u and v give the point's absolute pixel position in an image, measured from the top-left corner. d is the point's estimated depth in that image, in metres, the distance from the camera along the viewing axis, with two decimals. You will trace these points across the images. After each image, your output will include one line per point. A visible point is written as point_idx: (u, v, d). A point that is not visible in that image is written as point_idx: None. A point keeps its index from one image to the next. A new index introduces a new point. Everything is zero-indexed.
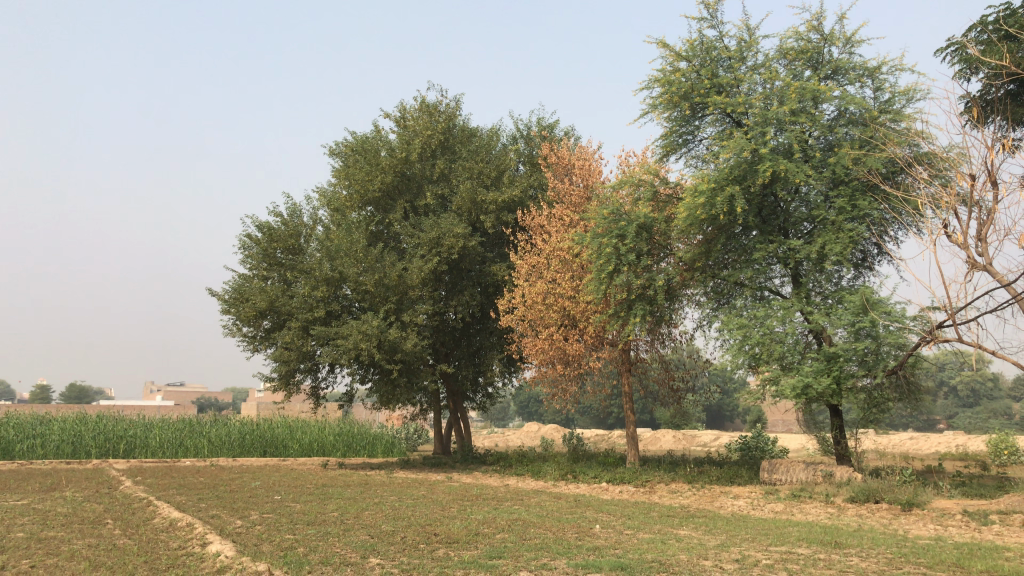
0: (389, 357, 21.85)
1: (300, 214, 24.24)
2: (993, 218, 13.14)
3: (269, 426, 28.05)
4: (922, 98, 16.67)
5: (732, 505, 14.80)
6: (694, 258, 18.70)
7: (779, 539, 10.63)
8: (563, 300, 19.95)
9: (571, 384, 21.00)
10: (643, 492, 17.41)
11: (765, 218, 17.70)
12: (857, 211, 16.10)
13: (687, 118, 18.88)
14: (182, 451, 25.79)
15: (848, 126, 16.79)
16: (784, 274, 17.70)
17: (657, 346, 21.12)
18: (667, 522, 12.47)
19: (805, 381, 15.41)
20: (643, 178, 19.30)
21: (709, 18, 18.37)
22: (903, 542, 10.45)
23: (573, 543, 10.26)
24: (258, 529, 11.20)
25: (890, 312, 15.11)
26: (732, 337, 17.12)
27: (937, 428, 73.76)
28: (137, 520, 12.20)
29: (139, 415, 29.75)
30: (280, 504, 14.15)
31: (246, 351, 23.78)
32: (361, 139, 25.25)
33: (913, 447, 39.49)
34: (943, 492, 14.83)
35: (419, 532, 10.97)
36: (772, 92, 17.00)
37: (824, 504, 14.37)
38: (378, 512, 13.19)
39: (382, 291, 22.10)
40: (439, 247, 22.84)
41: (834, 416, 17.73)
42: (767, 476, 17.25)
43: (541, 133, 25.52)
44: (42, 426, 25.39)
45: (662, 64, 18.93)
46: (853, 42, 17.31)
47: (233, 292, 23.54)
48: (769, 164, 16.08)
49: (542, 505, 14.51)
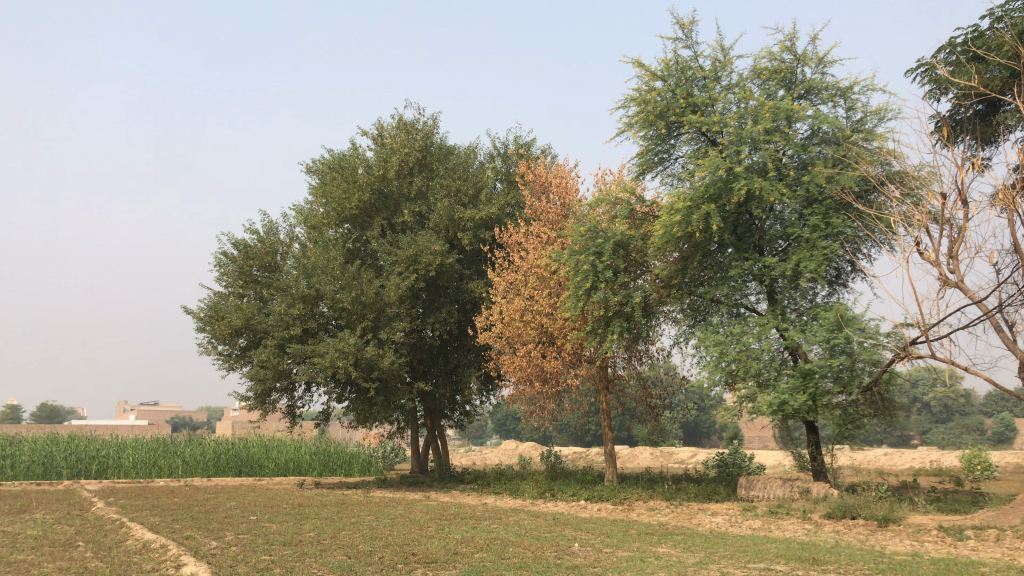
0: (366, 375, 21.74)
1: (276, 231, 24.11)
2: (964, 236, 13.33)
3: (244, 445, 27.76)
4: (892, 118, 16.94)
5: (710, 522, 14.81)
6: (670, 275, 18.80)
7: (757, 556, 10.65)
8: (540, 317, 19.93)
9: (549, 402, 21.01)
10: (621, 510, 17.38)
11: (740, 235, 17.85)
12: (830, 229, 16.28)
13: (663, 137, 19.02)
14: (155, 471, 25.47)
15: (821, 145, 16.99)
16: (759, 291, 17.85)
17: (634, 363, 21.17)
18: (646, 540, 12.46)
19: (781, 398, 15.47)
20: (619, 196, 19.43)
21: (684, 38, 18.59)
22: (880, 558, 10.51)
23: (552, 562, 10.24)
24: (233, 550, 11.06)
25: (864, 329, 15.29)
26: (709, 354, 17.20)
27: (910, 444, 74.42)
28: (110, 543, 12.00)
29: (111, 435, 29.35)
30: (255, 524, 14.00)
31: (220, 369, 23.56)
32: (338, 156, 25.26)
33: (888, 463, 39.84)
34: (918, 508, 14.95)
35: (397, 552, 10.88)
36: (746, 111, 17.20)
37: (801, 521, 14.44)
38: (355, 532, 13.09)
39: (359, 309, 22.01)
40: (416, 264, 22.86)
41: (810, 433, 17.80)
42: (744, 494, 17.33)
43: (518, 151, 25.62)
44: (12, 447, 24.96)
45: (638, 83, 19.11)
46: (825, 62, 17.57)
47: (208, 310, 23.37)
48: (744, 182, 16.24)
49: (521, 524, 14.45)
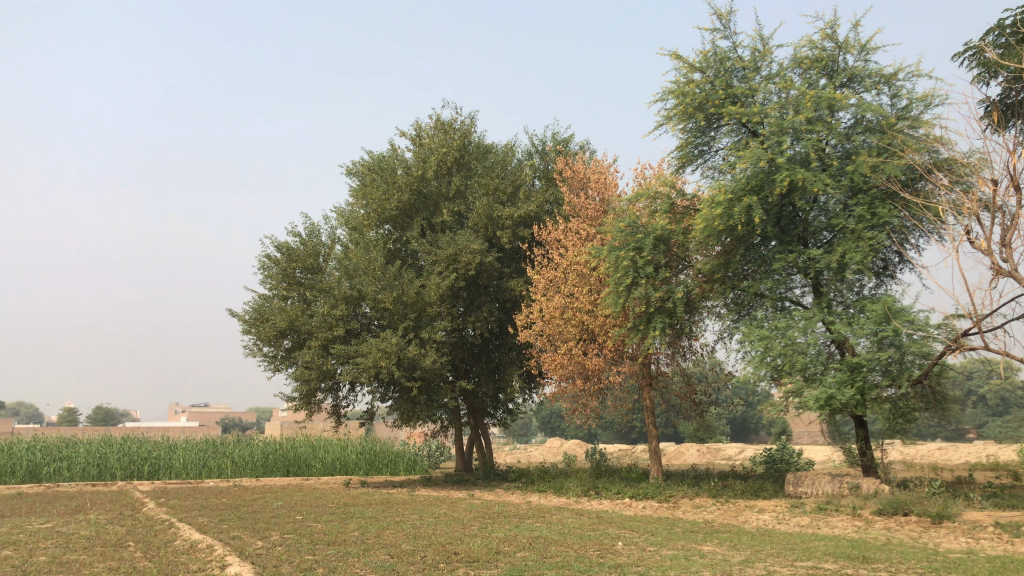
0: (409, 375, 21.82)
1: (318, 233, 24.25)
2: (1016, 223, 12.93)
3: (291, 445, 28.06)
4: (940, 104, 16.51)
5: (757, 519, 14.59)
6: (713, 270, 18.55)
7: (805, 554, 10.44)
8: (581, 314, 19.81)
9: (592, 399, 20.89)
10: (666, 507, 17.20)
11: (784, 228, 17.55)
12: (876, 219, 15.93)
13: (702, 129, 18.79)
14: (205, 471, 25.90)
15: (865, 134, 16.63)
16: (804, 284, 17.54)
17: (678, 360, 20.96)
18: (691, 538, 12.31)
19: (828, 393, 15.19)
20: (659, 190, 19.28)
21: (722, 28, 18.33)
22: (933, 556, 10.22)
23: (594, 561, 10.14)
24: (278, 550, 11.17)
25: (913, 320, 14.92)
26: (753, 349, 16.94)
27: (966, 438, 72.77)
28: (159, 542, 12.21)
29: (162, 437, 29.90)
30: (301, 524, 14.12)
31: (266, 371, 23.84)
32: (378, 158, 25.44)
33: (943, 457, 38.96)
34: (973, 504, 14.55)
35: (439, 552, 10.87)
36: (788, 101, 16.92)
37: (851, 517, 14.15)
38: (398, 531, 13.13)
39: (401, 309, 22.11)
40: (456, 263, 22.89)
41: (859, 427, 17.45)
42: (792, 490, 17.03)
43: (556, 147, 25.53)
44: (67, 448, 25.55)
45: (676, 75, 18.90)
46: (867, 49, 17.19)
47: (253, 313, 23.65)
48: (786, 173, 15.96)
49: (564, 522, 14.37)
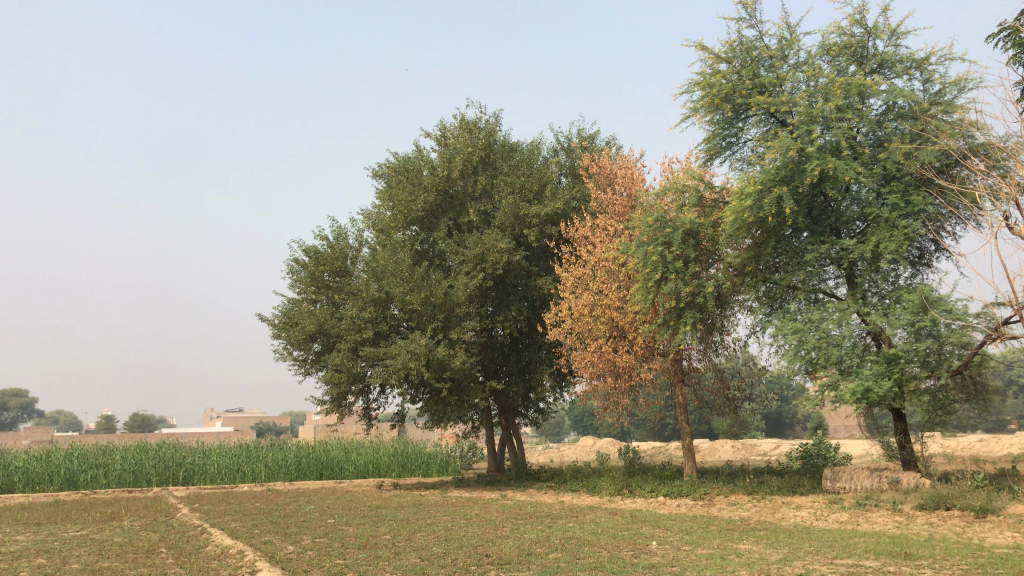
0: (438, 375, 21.67)
1: (345, 237, 24.14)
2: None
3: (324, 449, 28.15)
4: (974, 87, 16.08)
5: (795, 516, 14.31)
6: (744, 263, 18.25)
7: (844, 551, 10.18)
8: (610, 311, 19.56)
9: (623, 397, 20.58)
10: (701, 505, 16.92)
11: (815, 219, 17.19)
12: (911, 207, 15.57)
13: (729, 120, 18.51)
14: (239, 476, 25.98)
15: (897, 120, 16.24)
16: (838, 275, 17.16)
17: (710, 355, 20.66)
18: (726, 536, 12.06)
19: (865, 385, 14.77)
20: (686, 184, 18.92)
21: (747, 17, 18.03)
22: (979, 552, 9.88)
23: (629, 561, 9.91)
24: (309, 555, 11.05)
25: (951, 310, 14.54)
26: (787, 343, 16.54)
27: (1008, 428, 71.32)
28: (190, 549, 12.17)
29: (196, 443, 30.00)
30: (333, 528, 14.03)
31: (296, 375, 23.81)
32: (403, 159, 25.39)
33: (983, 449, 38.15)
34: (1019, 496, 14.12)
35: (471, 554, 10.74)
36: (817, 89, 16.56)
37: (891, 513, 13.82)
38: (430, 533, 13.01)
39: (429, 310, 21.97)
40: (484, 263, 22.74)
41: (896, 420, 17.03)
42: (829, 485, 16.60)
43: (581, 144, 25.30)
44: (104, 456, 25.68)
45: (702, 67, 18.63)
46: (898, 34, 16.80)
47: (283, 317, 23.62)
48: (816, 163, 15.63)
49: (597, 522, 14.17)
